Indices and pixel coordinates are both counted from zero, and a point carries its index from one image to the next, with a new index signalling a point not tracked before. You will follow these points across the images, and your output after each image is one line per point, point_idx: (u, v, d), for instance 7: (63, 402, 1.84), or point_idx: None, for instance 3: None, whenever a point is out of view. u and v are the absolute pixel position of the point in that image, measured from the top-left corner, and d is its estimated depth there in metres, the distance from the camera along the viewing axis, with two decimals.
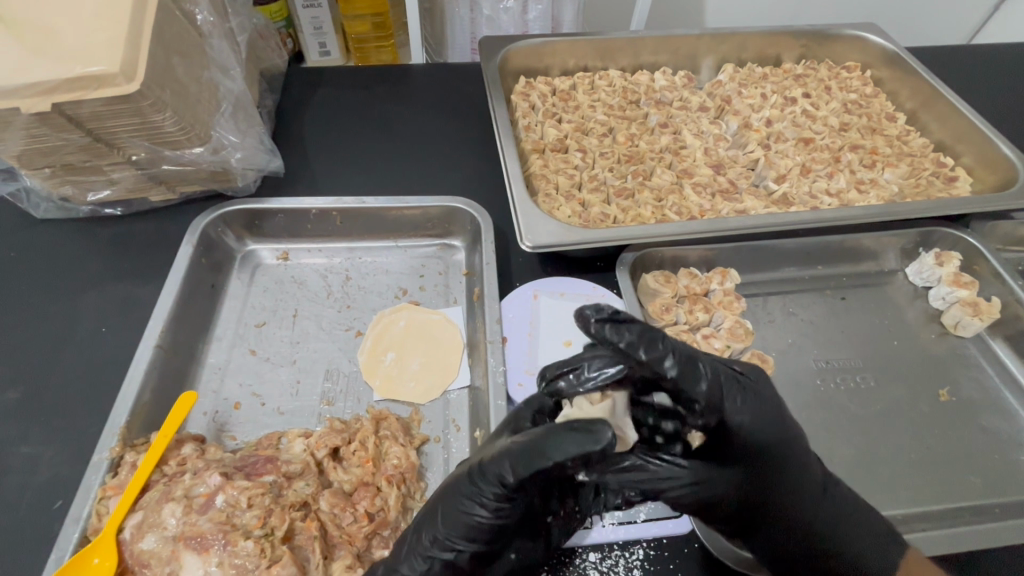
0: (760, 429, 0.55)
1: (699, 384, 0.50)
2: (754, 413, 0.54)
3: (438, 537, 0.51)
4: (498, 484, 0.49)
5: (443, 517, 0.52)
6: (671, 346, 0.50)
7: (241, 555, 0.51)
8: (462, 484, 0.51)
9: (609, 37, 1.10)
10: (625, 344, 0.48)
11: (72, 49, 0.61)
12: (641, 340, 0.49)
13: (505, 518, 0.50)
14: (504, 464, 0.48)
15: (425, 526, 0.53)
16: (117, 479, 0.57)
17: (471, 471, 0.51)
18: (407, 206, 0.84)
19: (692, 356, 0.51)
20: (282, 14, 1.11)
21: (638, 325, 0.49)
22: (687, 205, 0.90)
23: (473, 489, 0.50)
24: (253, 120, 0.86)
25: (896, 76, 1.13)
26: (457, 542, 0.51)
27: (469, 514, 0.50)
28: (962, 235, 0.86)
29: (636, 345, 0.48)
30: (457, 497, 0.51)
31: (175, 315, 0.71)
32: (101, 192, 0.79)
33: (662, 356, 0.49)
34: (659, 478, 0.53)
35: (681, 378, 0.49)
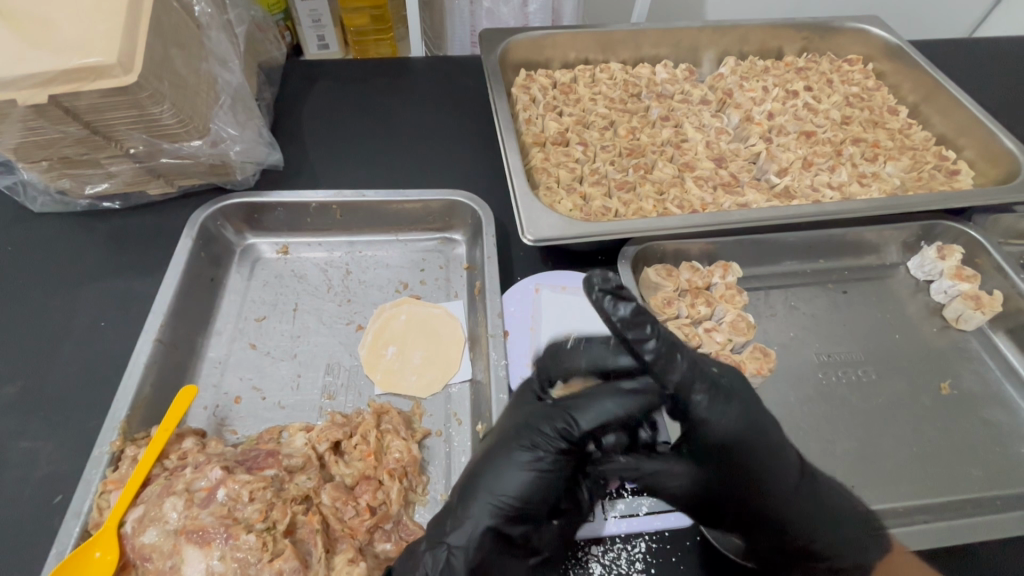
0: (725, 427, 0.56)
1: (673, 370, 0.55)
2: (722, 415, 0.56)
3: (491, 501, 0.54)
4: (559, 440, 0.55)
5: (496, 479, 0.55)
6: (656, 332, 0.56)
7: (243, 549, 0.51)
8: (514, 446, 0.56)
9: (610, 30, 1.09)
10: (621, 317, 0.55)
11: (70, 41, 0.61)
12: (631, 321, 0.55)
13: (556, 477, 0.55)
14: (565, 421, 0.56)
15: (475, 492, 0.54)
16: (118, 474, 0.57)
17: (524, 433, 0.56)
18: (407, 200, 0.83)
19: (672, 344, 0.56)
20: (280, 6, 1.10)
21: (635, 305, 0.56)
22: (689, 199, 0.90)
23: (530, 448, 0.55)
24: (252, 113, 0.85)
25: (898, 69, 1.13)
26: (511, 504, 0.54)
27: (526, 472, 0.54)
28: (965, 228, 0.86)
29: (628, 321, 0.55)
30: (509, 458, 0.55)
31: (175, 309, 0.71)
32: (99, 185, 0.79)
33: (647, 338, 0.55)
34: (628, 469, 0.56)
35: (656, 365, 0.55)
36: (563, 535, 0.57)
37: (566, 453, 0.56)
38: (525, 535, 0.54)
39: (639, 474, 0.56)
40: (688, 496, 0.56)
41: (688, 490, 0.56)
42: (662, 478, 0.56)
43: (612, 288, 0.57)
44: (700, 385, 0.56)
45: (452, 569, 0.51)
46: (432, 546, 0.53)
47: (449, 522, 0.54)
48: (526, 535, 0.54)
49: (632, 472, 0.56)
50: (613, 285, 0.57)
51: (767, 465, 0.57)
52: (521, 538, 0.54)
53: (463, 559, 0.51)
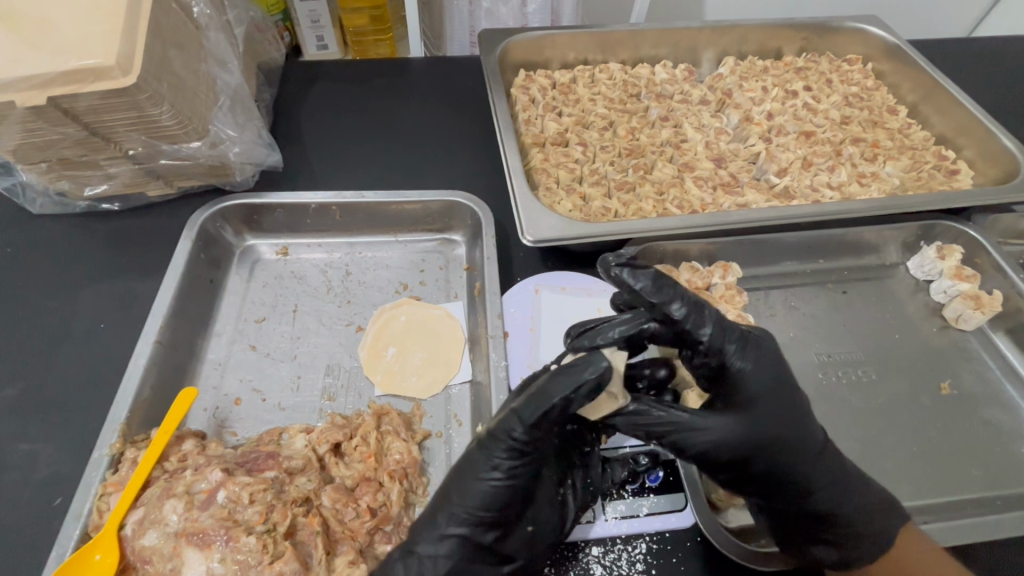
0: (759, 375, 0.59)
1: (702, 326, 0.59)
2: (754, 364, 0.60)
3: (456, 511, 0.55)
4: (507, 445, 0.54)
5: (460, 490, 0.56)
6: (681, 294, 0.61)
7: (243, 551, 0.51)
8: (474, 457, 0.56)
9: (609, 30, 1.09)
10: (643, 286, 0.61)
11: (69, 42, 0.61)
12: (653, 286, 0.61)
13: (514, 480, 0.55)
14: (511, 425, 0.54)
15: (442, 506, 0.56)
16: (118, 476, 0.56)
17: (482, 444, 0.56)
18: (407, 200, 0.83)
19: (699, 304, 0.61)
20: (279, 7, 1.10)
21: (653, 273, 0.62)
22: (688, 199, 0.90)
23: (486, 456, 0.56)
24: (251, 114, 0.85)
25: (897, 68, 1.13)
26: (475, 513, 0.55)
27: (483, 480, 0.55)
28: (964, 228, 0.86)
29: (650, 288, 0.61)
30: (470, 469, 0.56)
31: (174, 310, 0.71)
32: (98, 187, 0.78)
33: (672, 299, 0.60)
34: (664, 422, 0.56)
35: (687, 321, 0.59)
36: (536, 538, 0.56)
37: (522, 457, 0.55)
38: (499, 540, 0.55)
39: (675, 427, 0.56)
40: (726, 446, 0.56)
41: (728, 441, 0.56)
42: (700, 430, 0.56)
43: (627, 262, 0.63)
44: (730, 342, 0.60)
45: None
46: (403, 553, 0.54)
47: (421, 532, 0.56)
48: (498, 539, 0.55)
49: (669, 424, 0.56)
50: (626, 260, 0.63)
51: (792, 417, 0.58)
52: (493, 544, 0.55)
53: (434, 568, 0.54)
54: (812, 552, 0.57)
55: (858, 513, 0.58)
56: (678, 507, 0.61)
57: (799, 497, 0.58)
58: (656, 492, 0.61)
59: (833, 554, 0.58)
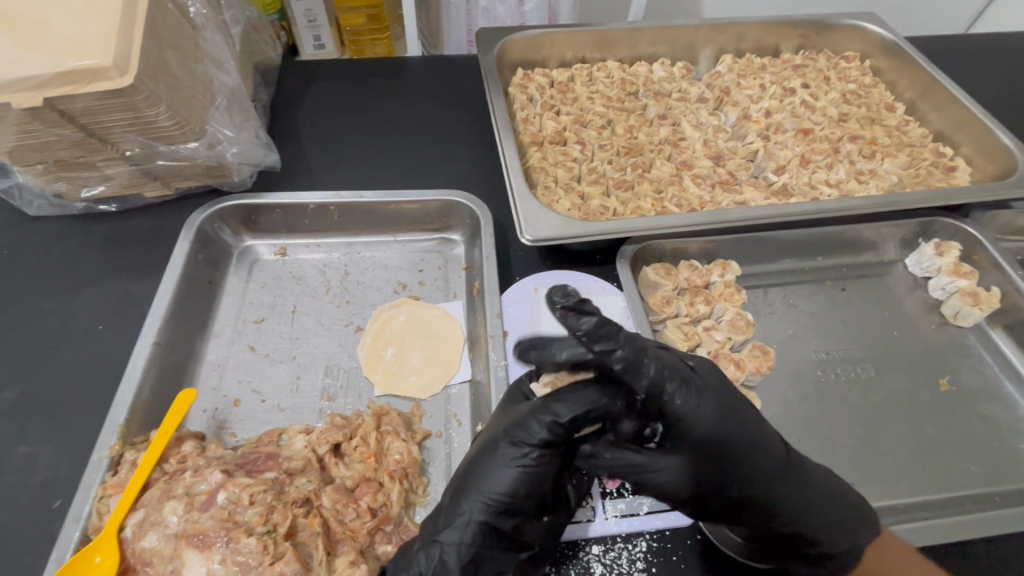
0: (706, 416, 0.54)
1: (642, 374, 0.51)
2: (697, 407, 0.53)
3: (479, 496, 0.54)
4: (540, 434, 0.54)
5: (485, 476, 0.55)
6: (623, 338, 0.51)
7: (244, 552, 0.51)
8: (500, 444, 0.55)
9: (606, 28, 1.09)
10: (585, 332, 0.50)
11: (65, 43, 0.61)
12: (596, 331, 0.50)
13: (541, 470, 0.55)
14: (547, 415, 0.54)
15: (464, 492, 0.55)
16: (118, 478, 0.56)
17: (509, 431, 0.55)
18: (405, 200, 0.83)
19: (640, 349, 0.52)
20: (275, 7, 1.10)
21: (598, 318, 0.50)
22: (687, 197, 0.90)
23: (515, 444, 0.55)
24: (248, 114, 0.85)
25: (895, 65, 1.13)
26: (500, 500, 0.54)
27: (512, 467, 0.54)
28: (962, 225, 0.86)
29: (593, 334, 0.50)
30: (495, 455, 0.55)
31: (172, 312, 0.71)
32: (96, 188, 0.78)
33: (613, 348, 0.50)
34: (624, 465, 0.53)
35: (626, 372, 0.51)
36: (552, 529, 0.56)
37: (551, 446, 0.55)
38: (518, 529, 0.54)
39: (630, 470, 0.53)
40: (683, 489, 0.53)
41: (685, 482, 0.53)
42: (654, 473, 0.53)
43: (573, 303, 0.50)
44: (670, 383, 0.53)
45: (446, 566, 0.51)
46: (424, 544, 0.53)
47: (441, 521, 0.54)
48: (519, 528, 0.54)
49: (627, 468, 0.53)
50: (573, 300, 0.50)
51: (750, 454, 0.55)
52: (514, 532, 0.54)
53: (455, 556, 0.52)
54: (794, 564, 0.57)
55: (839, 532, 0.56)
56: None
57: (767, 518, 0.56)
58: None
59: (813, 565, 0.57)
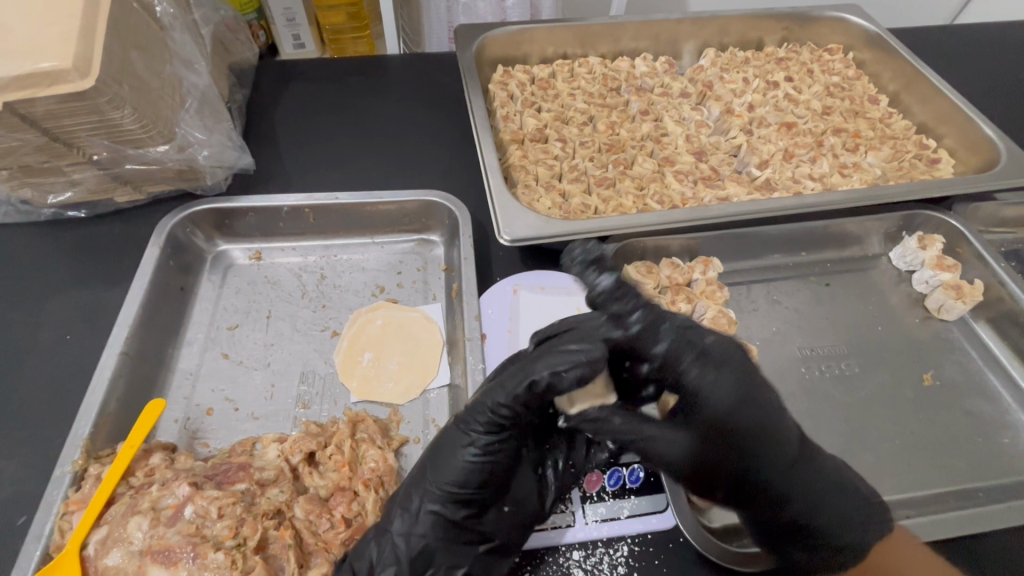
0: (715, 393, 0.60)
1: (655, 338, 0.61)
2: (713, 384, 0.61)
3: (430, 488, 0.55)
4: (487, 420, 0.54)
5: (437, 466, 0.55)
6: (641, 303, 0.62)
7: (211, 568, 0.49)
8: (451, 433, 0.56)
9: (588, 23, 1.07)
10: (602, 289, 0.62)
11: (22, 43, 0.59)
12: (615, 292, 0.62)
13: (494, 457, 0.55)
14: (496, 399, 0.54)
15: (416, 483, 0.55)
16: (81, 494, 0.55)
17: (461, 418, 0.56)
18: (382, 201, 0.82)
19: (653, 315, 0.62)
20: (252, 5, 1.08)
21: (615, 277, 0.62)
22: (669, 193, 0.89)
23: (464, 432, 0.55)
24: (220, 116, 0.83)
25: (878, 58, 1.12)
26: (450, 489, 0.54)
27: (460, 456, 0.55)
28: (945, 218, 0.86)
29: (610, 291, 0.62)
30: (446, 446, 0.56)
31: (141, 320, 0.69)
32: (62, 195, 0.76)
33: (633, 311, 0.62)
34: (623, 431, 0.57)
35: (643, 333, 0.61)
36: (514, 519, 0.55)
37: (502, 433, 0.55)
38: (473, 518, 0.55)
39: (635, 436, 0.57)
40: (683, 459, 0.58)
41: (688, 456, 0.58)
42: (659, 442, 0.58)
43: (594, 261, 0.64)
44: (686, 355, 0.61)
45: (398, 555, 0.52)
46: (377, 534, 0.54)
47: (393, 512, 0.55)
48: (474, 517, 0.55)
49: (629, 432, 0.57)
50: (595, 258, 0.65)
51: (756, 437, 0.60)
52: (467, 521, 0.55)
53: (406, 546, 0.53)
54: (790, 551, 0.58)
55: None
56: (658, 509, 0.60)
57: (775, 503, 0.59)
58: (636, 494, 0.61)
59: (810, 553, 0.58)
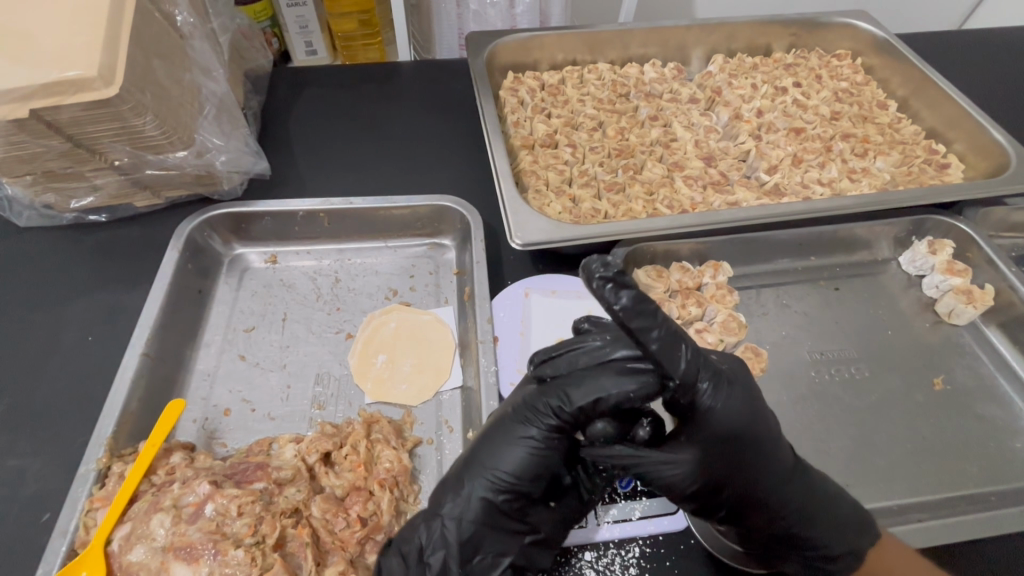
0: (730, 414, 0.52)
1: (677, 362, 0.49)
2: (727, 404, 0.52)
3: (486, 475, 0.54)
4: (551, 414, 0.53)
5: (494, 455, 0.54)
6: (660, 319, 0.49)
7: (232, 565, 0.50)
8: (512, 423, 0.55)
9: (597, 30, 1.08)
10: (623, 306, 0.48)
11: (49, 53, 0.60)
12: (634, 309, 0.48)
13: (553, 453, 0.54)
14: (561, 396, 0.53)
15: (472, 469, 0.54)
16: (105, 491, 0.56)
17: (522, 409, 0.55)
18: (396, 206, 0.83)
19: (675, 335, 0.49)
20: (266, 13, 1.10)
21: (636, 294, 0.48)
22: (678, 198, 0.90)
23: (525, 424, 0.54)
24: (238, 122, 0.85)
25: (886, 63, 1.13)
26: (505, 479, 0.53)
27: (519, 447, 0.54)
28: (955, 222, 0.86)
29: (630, 310, 0.48)
30: (504, 436, 0.55)
31: (162, 323, 0.70)
32: (84, 199, 0.78)
33: (651, 328, 0.48)
34: (625, 456, 0.51)
35: (662, 355, 0.49)
36: (560, 516, 0.56)
37: (562, 431, 0.54)
38: (522, 512, 0.54)
39: (635, 463, 0.51)
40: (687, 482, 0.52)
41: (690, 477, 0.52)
42: (662, 466, 0.51)
43: (613, 274, 0.49)
44: (704, 372, 0.51)
45: (446, 540, 0.52)
46: (427, 517, 0.54)
47: (443, 496, 0.54)
48: (522, 509, 0.54)
49: (629, 460, 0.51)
50: (614, 272, 0.49)
51: (758, 461, 0.54)
52: (517, 513, 0.54)
53: (454, 531, 0.52)
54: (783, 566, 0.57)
55: (836, 532, 0.56)
56: (670, 510, 0.61)
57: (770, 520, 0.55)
58: (648, 496, 0.62)
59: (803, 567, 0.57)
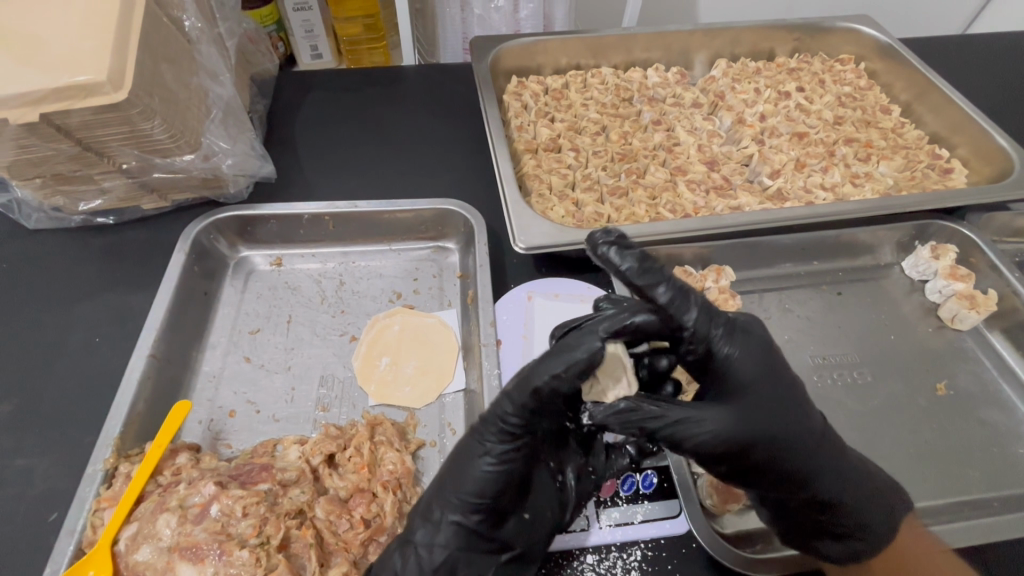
0: (747, 362, 0.56)
1: (687, 311, 0.53)
2: (742, 354, 0.56)
3: (452, 499, 0.54)
4: (500, 431, 0.54)
5: (457, 476, 0.55)
6: (666, 276, 0.54)
7: (236, 565, 0.51)
8: (469, 442, 0.56)
9: (601, 35, 1.09)
10: (629, 266, 0.53)
11: (59, 58, 0.61)
12: (640, 268, 0.53)
13: (512, 466, 0.54)
14: (505, 409, 0.53)
15: (436, 495, 0.55)
16: (112, 491, 0.57)
17: (477, 428, 0.56)
18: (400, 209, 0.84)
19: (684, 289, 0.54)
20: (272, 18, 1.10)
21: (640, 254, 0.53)
22: (681, 203, 0.90)
23: (480, 441, 0.55)
24: (244, 126, 0.85)
25: (890, 68, 1.13)
26: (472, 500, 0.54)
27: (478, 467, 0.54)
28: (958, 227, 0.86)
29: (637, 270, 0.53)
30: (464, 456, 0.55)
31: (168, 324, 0.71)
32: (92, 202, 0.79)
33: (658, 284, 0.53)
34: (655, 418, 0.51)
35: (670, 305, 0.53)
36: (534, 527, 0.56)
37: (518, 442, 0.54)
38: (494, 528, 0.55)
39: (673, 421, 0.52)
40: (723, 440, 0.53)
41: (722, 435, 0.53)
42: (694, 426, 0.52)
43: (616, 238, 0.54)
44: (714, 327, 0.55)
45: (420, 568, 0.53)
46: (399, 545, 0.54)
47: (415, 522, 0.55)
48: (494, 527, 0.55)
49: (657, 423, 0.51)
50: (615, 237, 0.55)
51: (788, 416, 0.55)
52: (489, 531, 0.55)
53: (428, 558, 0.53)
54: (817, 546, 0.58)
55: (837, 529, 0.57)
56: (672, 514, 0.61)
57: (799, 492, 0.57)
58: (650, 499, 0.61)
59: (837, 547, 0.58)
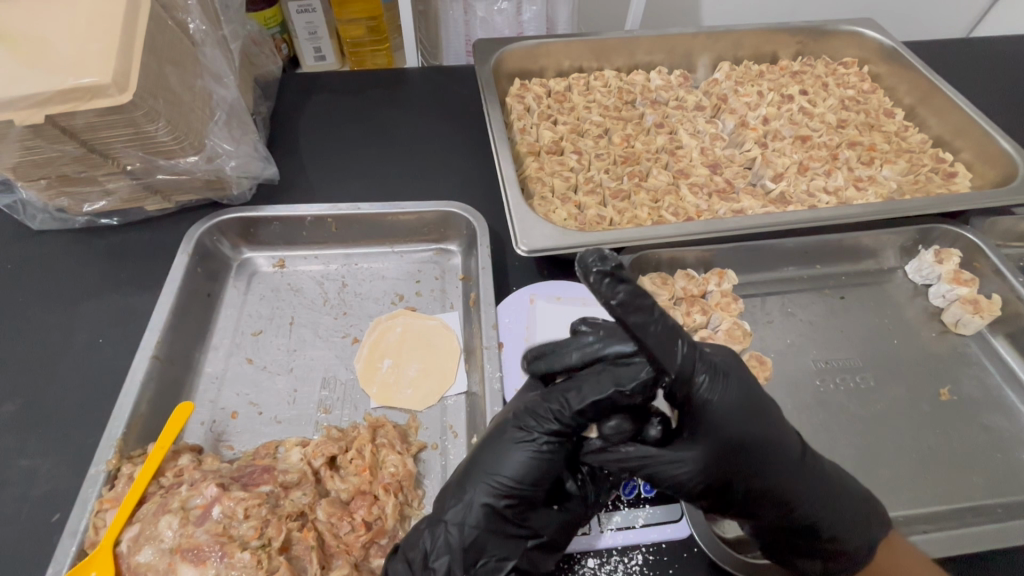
0: (726, 406, 0.53)
1: (673, 355, 0.50)
2: (723, 395, 0.53)
3: (488, 481, 0.54)
4: (550, 422, 0.54)
5: (494, 461, 0.54)
6: (657, 314, 0.50)
7: (238, 567, 0.51)
8: (511, 428, 0.55)
9: (604, 38, 1.09)
10: (620, 300, 0.48)
11: (64, 61, 0.61)
12: (631, 303, 0.48)
13: (551, 458, 0.54)
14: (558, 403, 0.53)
15: (472, 475, 0.55)
16: (114, 492, 0.57)
17: (523, 414, 0.55)
18: (402, 212, 0.84)
19: (672, 329, 0.50)
20: (276, 20, 1.11)
21: (634, 288, 0.49)
22: (684, 206, 0.90)
23: (523, 428, 0.55)
24: (247, 128, 0.85)
25: (893, 71, 1.12)
26: (507, 485, 0.53)
27: (519, 452, 0.54)
28: (962, 232, 0.85)
29: (627, 304, 0.48)
30: (504, 441, 0.55)
31: (171, 325, 0.71)
32: (96, 203, 0.79)
33: (649, 322, 0.49)
34: (632, 458, 0.52)
35: (657, 349, 0.49)
36: (567, 521, 0.56)
37: (561, 436, 0.54)
38: (525, 517, 0.54)
39: (642, 463, 0.52)
40: (696, 479, 0.53)
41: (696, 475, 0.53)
42: (669, 465, 0.52)
43: (611, 268, 0.49)
44: (699, 366, 0.52)
45: (450, 547, 0.52)
46: (430, 524, 0.54)
47: (447, 501, 0.55)
48: (525, 515, 0.54)
49: (638, 462, 0.52)
50: (611, 265, 0.49)
51: (763, 450, 0.54)
52: (518, 518, 0.54)
53: (458, 537, 0.52)
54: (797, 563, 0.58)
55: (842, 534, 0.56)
56: (673, 519, 0.61)
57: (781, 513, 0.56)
58: (651, 504, 0.62)
59: (818, 564, 0.58)
